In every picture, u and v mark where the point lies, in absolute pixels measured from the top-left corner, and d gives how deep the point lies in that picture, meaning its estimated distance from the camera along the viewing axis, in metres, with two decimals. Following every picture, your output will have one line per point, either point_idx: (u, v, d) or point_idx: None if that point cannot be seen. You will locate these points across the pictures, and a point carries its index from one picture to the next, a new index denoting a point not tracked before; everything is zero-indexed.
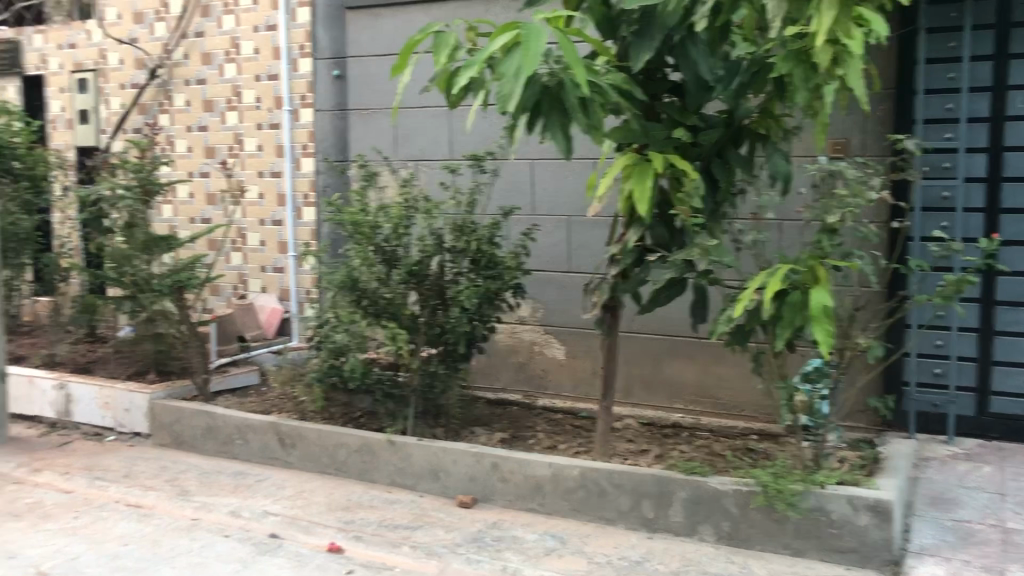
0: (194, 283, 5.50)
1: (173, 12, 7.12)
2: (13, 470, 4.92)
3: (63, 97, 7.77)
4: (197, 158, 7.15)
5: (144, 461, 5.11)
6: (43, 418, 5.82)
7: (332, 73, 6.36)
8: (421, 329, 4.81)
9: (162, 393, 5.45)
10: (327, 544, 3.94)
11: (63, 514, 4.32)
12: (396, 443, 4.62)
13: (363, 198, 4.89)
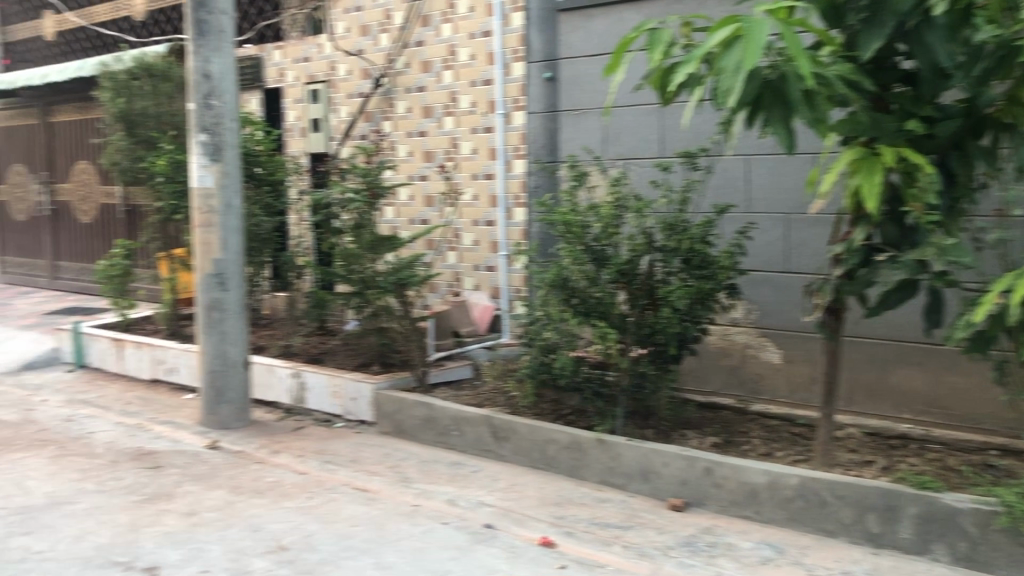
0: (414, 280, 5.78)
1: (396, 23, 7.52)
2: (256, 451, 5.37)
3: (297, 107, 8.38)
4: (416, 161, 7.49)
5: (369, 447, 5.42)
6: (280, 403, 6.30)
7: (543, 75, 6.48)
8: (630, 329, 4.75)
9: (386, 384, 5.77)
10: (540, 538, 4.01)
11: (299, 493, 4.67)
12: (607, 442, 4.63)
13: (574, 198, 4.94)
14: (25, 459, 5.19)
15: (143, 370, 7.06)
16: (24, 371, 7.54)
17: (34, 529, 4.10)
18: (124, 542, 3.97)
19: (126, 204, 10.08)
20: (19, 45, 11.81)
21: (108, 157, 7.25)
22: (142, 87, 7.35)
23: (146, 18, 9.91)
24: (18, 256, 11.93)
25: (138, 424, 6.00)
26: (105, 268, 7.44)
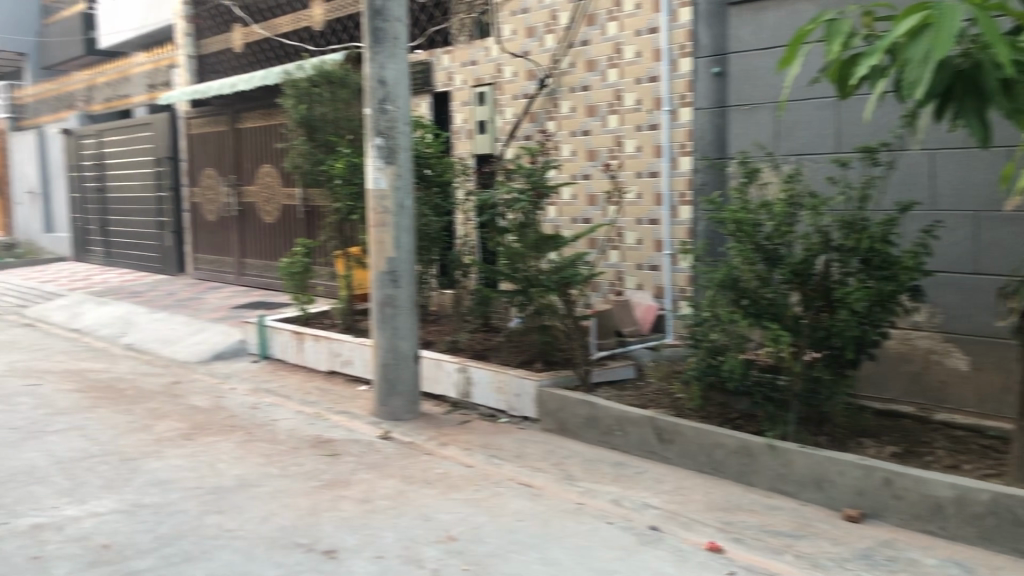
0: (578, 279, 5.81)
1: (561, 23, 7.58)
2: (425, 443, 5.55)
3: (464, 110, 8.59)
4: (580, 160, 7.50)
5: (533, 443, 5.50)
6: (447, 397, 6.48)
7: (711, 70, 6.35)
8: (804, 331, 4.59)
9: (549, 381, 5.82)
10: (707, 543, 3.95)
11: (467, 485, 4.79)
12: (777, 447, 4.49)
13: (744, 195, 4.82)
14: (217, 443, 5.58)
15: (320, 362, 7.43)
16: (215, 361, 8.11)
17: (225, 509, 4.40)
18: (306, 525, 4.20)
19: (305, 204, 10.65)
20: (211, 57, 12.69)
21: (291, 160, 7.67)
22: (322, 94, 7.69)
23: (325, 28, 10.44)
24: (209, 254, 12.83)
25: (316, 414, 6.32)
26: (287, 265, 7.88)
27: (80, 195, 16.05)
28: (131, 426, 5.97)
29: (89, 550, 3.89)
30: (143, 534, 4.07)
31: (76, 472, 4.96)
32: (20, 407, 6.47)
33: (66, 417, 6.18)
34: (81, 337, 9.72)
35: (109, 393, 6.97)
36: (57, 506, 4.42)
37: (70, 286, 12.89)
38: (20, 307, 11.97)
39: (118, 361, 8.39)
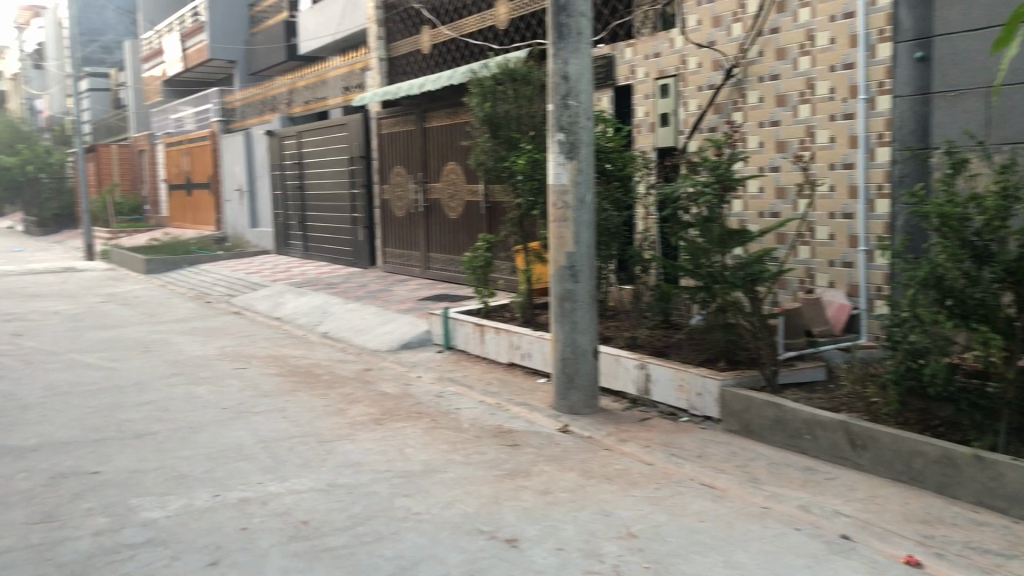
0: (766, 276, 5.62)
1: (750, 11, 7.35)
2: (606, 438, 5.55)
3: (647, 103, 8.50)
4: (768, 152, 7.24)
5: (715, 444, 5.37)
6: (627, 393, 6.43)
7: (914, 55, 6.03)
8: (1017, 335, 4.24)
9: (733, 381, 5.66)
10: (905, 556, 3.73)
11: (648, 483, 4.75)
12: (985, 459, 4.17)
13: (951, 188, 4.50)
14: (404, 429, 5.81)
15: (500, 354, 7.57)
16: (402, 350, 8.45)
17: (412, 492, 4.58)
18: (488, 513, 4.29)
19: (488, 200, 10.90)
20: (400, 59, 13.21)
21: (475, 157, 7.85)
22: (506, 92, 7.78)
23: (509, 26, 10.64)
24: (397, 248, 13.38)
25: (498, 404, 6.46)
26: (470, 258, 8.10)
27: (282, 193, 17.15)
28: (327, 409, 6.32)
29: (289, 524, 4.15)
30: (338, 512, 4.29)
31: (278, 450, 5.31)
32: (229, 388, 6.99)
33: (270, 399, 6.63)
34: (283, 325, 10.40)
35: (307, 378, 7.41)
36: (261, 482, 4.74)
37: (273, 277, 13.81)
38: (230, 296, 12.95)
39: (315, 348, 8.91)
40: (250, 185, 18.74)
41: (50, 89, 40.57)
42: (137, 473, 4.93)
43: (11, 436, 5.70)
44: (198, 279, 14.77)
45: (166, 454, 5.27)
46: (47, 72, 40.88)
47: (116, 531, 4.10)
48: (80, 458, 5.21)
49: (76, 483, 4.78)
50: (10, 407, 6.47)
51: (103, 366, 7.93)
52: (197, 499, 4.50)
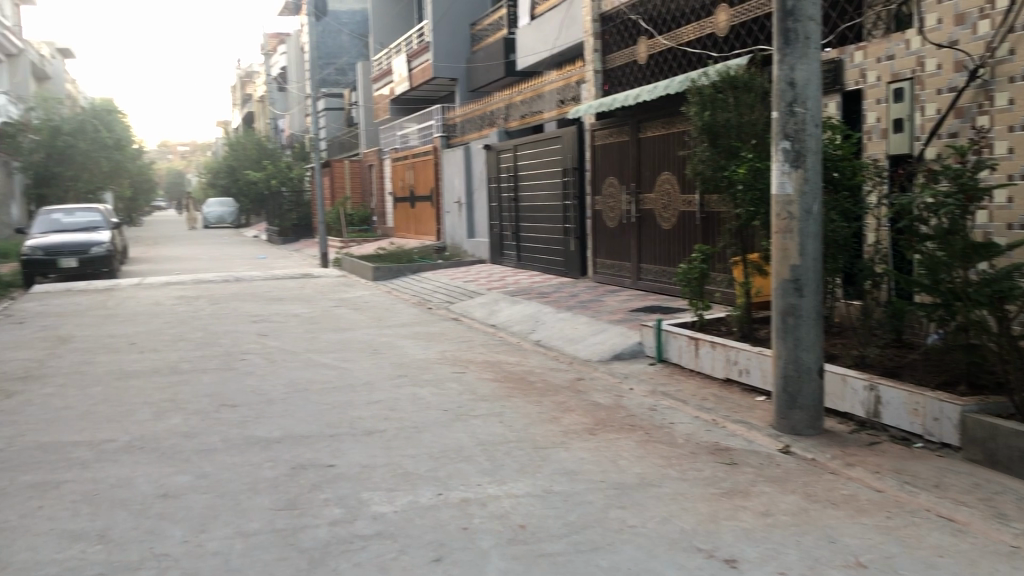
0: (1016, 294, 5.10)
1: (1000, 7, 6.77)
2: (830, 461, 5.29)
3: (878, 108, 8.04)
4: (1019, 158, 6.63)
5: (954, 474, 4.98)
6: (854, 415, 6.08)
7: None
8: None
9: (976, 407, 5.21)
10: None
11: (878, 511, 4.48)
12: None
13: None
14: (618, 440, 5.81)
15: (716, 369, 7.40)
16: (615, 361, 8.45)
17: (628, 505, 4.57)
18: (705, 531, 4.21)
19: (703, 210, 10.72)
20: (616, 71, 13.27)
21: (692, 167, 7.74)
22: (726, 100, 7.57)
23: (730, 33, 10.43)
24: (608, 258, 13.42)
25: (714, 420, 6.32)
26: (685, 270, 7.97)
27: (497, 204, 17.66)
28: (542, 417, 6.43)
29: (507, 527, 4.26)
30: (555, 519, 4.36)
31: (495, 454, 5.47)
32: (450, 391, 7.29)
33: (487, 403, 6.84)
34: (498, 332, 10.69)
35: (522, 385, 7.59)
36: (480, 484, 4.90)
37: (489, 285, 14.25)
38: (449, 303, 13.50)
39: (529, 356, 9.10)
40: (468, 197, 19.45)
41: (292, 109, 44.10)
42: (368, 468, 5.24)
43: (258, 428, 6.24)
44: (420, 287, 15.51)
45: (393, 451, 5.57)
46: (289, 93, 44.48)
47: (350, 522, 4.38)
48: (318, 452, 5.60)
49: (314, 474, 5.15)
50: (257, 401, 7.07)
51: (336, 366, 8.50)
52: (421, 496, 4.72)
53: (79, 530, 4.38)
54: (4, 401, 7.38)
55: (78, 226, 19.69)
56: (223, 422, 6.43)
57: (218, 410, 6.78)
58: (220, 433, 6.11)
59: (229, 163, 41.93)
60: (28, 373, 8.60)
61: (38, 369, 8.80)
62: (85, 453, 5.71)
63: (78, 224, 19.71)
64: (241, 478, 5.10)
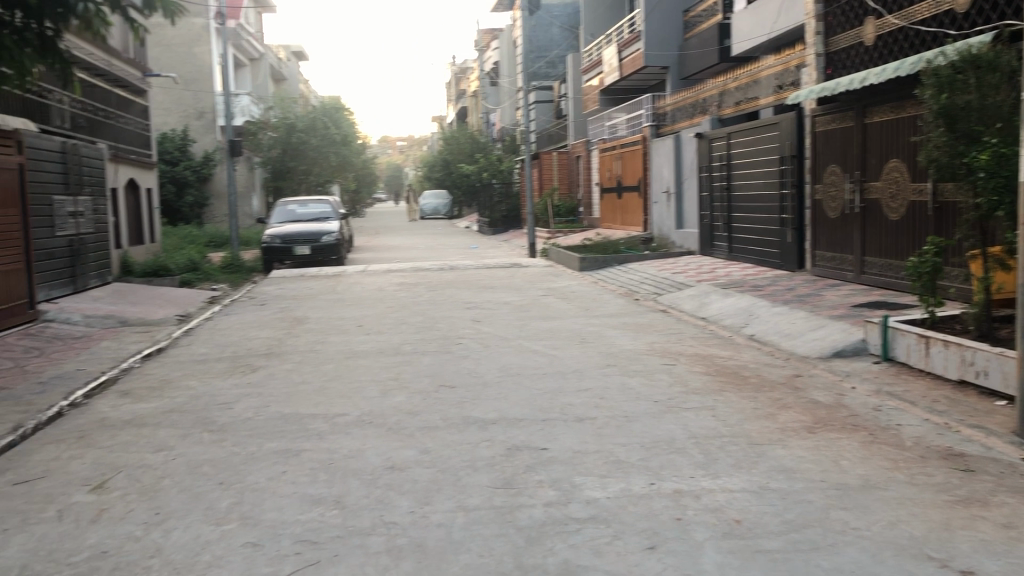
0: None
1: None
2: None
3: None
4: None
5: None
6: None
7: None
8: None
9: None
10: None
11: None
12: None
13: None
14: (839, 440, 5.57)
15: (950, 370, 6.91)
16: (836, 358, 8.08)
17: (852, 506, 4.38)
18: (937, 539, 3.96)
19: (937, 199, 10.03)
20: (839, 54, 12.65)
21: (926, 154, 7.28)
22: (966, 81, 6.97)
23: (971, 8, 9.71)
24: (828, 250, 12.83)
25: (947, 424, 5.91)
26: (916, 264, 7.48)
27: (709, 194, 17.30)
28: (757, 413, 6.28)
29: (722, 521, 4.20)
30: (773, 516, 4.25)
31: (709, 448, 5.40)
32: (661, 383, 7.26)
33: (699, 396, 6.76)
34: (709, 325, 10.52)
35: (735, 379, 7.43)
36: (694, 476, 4.86)
37: (698, 277, 14.04)
38: (657, 294, 13.41)
39: (742, 350, 8.89)
40: (677, 187, 19.17)
41: (503, 103, 45.28)
42: (580, 454, 5.33)
43: (475, 409, 6.49)
44: (627, 278, 15.50)
45: (605, 439, 5.63)
46: (501, 87, 45.65)
47: (564, 505, 4.47)
48: (532, 435, 5.76)
49: (529, 456, 5.30)
50: (474, 384, 7.37)
51: (547, 353, 8.69)
52: (634, 485, 4.74)
53: (318, 494, 4.76)
54: (251, 375, 8.12)
55: (311, 216, 21.23)
56: (442, 402, 6.74)
57: (437, 391, 7.14)
58: (441, 412, 6.42)
59: (444, 156, 43.70)
60: (270, 350, 9.40)
61: (279, 347, 9.59)
62: (321, 425, 6.18)
63: (311, 214, 21.26)
64: (461, 456, 5.34)
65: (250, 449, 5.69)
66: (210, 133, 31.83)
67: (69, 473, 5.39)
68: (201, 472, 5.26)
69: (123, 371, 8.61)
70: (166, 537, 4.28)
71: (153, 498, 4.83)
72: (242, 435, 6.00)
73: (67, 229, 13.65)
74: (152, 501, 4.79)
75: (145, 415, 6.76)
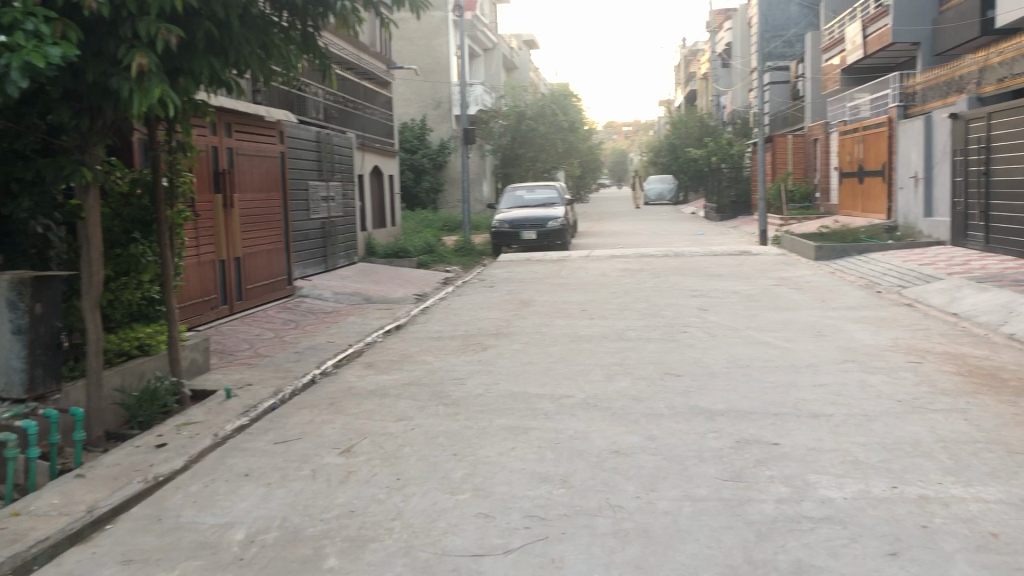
0: None
1: None
2: None
3: None
4: None
5: None
6: None
7: None
8: None
9: None
10: None
11: None
12: None
13: None
14: None
15: None
16: None
17: None
18: None
19: None
20: None
21: None
22: None
23: None
24: None
25: None
26: None
27: (963, 180, 15.96)
28: (1017, 419, 5.73)
29: (975, 532, 3.89)
30: None
31: (960, 453, 5.00)
32: (904, 381, 6.82)
33: (948, 398, 6.28)
34: (959, 321, 9.74)
35: (991, 381, 6.82)
36: (942, 482, 4.52)
37: (949, 269, 13.00)
38: (901, 287, 12.54)
39: (999, 350, 8.13)
40: (926, 172, 17.81)
41: (734, 85, 43.88)
42: (815, 451, 5.11)
43: (702, 399, 6.40)
44: (867, 269, 14.61)
45: (842, 437, 5.37)
46: (732, 69, 44.24)
47: (797, 502, 4.31)
48: (763, 429, 5.59)
49: (760, 450, 5.15)
50: (701, 373, 7.26)
51: (778, 345, 8.40)
52: (874, 487, 4.49)
53: (547, 472, 4.88)
54: (481, 352, 8.45)
55: (538, 202, 21.67)
56: (668, 390, 6.69)
57: (664, 378, 7.10)
58: (667, 400, 6.37)
59: (671, 141, 43.06)
60: (499, 330, 9.73)
61: (507, 327, 9.91)
62: (549, 405, 6.33)
63: (538, 200, 21.69)
64: (688, 446, 5.28)
65: (482, 424, 5.93)
66: (446, 122, 33.25)
67: (321, 436, 5.87)
68: (438, 442, 5.54)
69: (367, 345, 9.25)
70: (406, 501, 4.56)
71: (395, 465, 5.15)
72: (475, 411, 6.26)
73: (320, 213, 14.77)
74: (393, 467, 5.12)
75: (386, 386, 7.22)
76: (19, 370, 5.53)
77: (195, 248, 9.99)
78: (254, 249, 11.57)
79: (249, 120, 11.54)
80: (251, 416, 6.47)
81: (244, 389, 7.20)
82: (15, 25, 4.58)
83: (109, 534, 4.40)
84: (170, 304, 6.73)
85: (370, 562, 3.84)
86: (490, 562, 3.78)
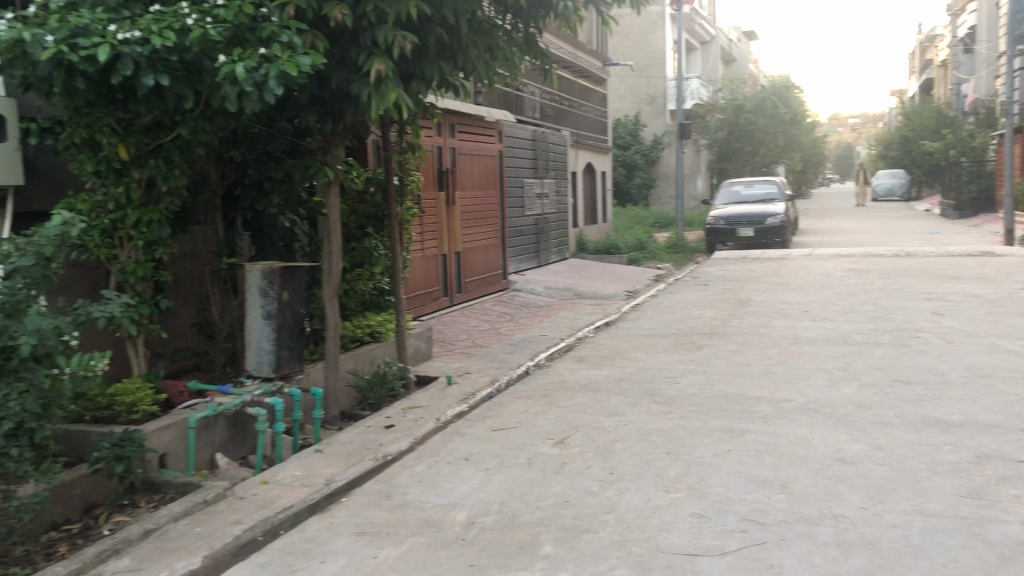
0: None
1: None
2: None
3: None
4: None
5: None
6: None
7: None
8: None
9: None
10: None
11: None
12: None
13: None
14: None
15: None
16: None
17: None
18: None
19: None
20: None
21: None
22: None
23: None
24: None
25: None
26: None
27: None
28: None
29: None
30: None
31: None
32: None
33: None
34: None
35: None
36: None
37: None
38: None
39: None
40: None
41: (978, 71, 40.19)
42: None
43: (936, 409, 5.99)
44: None
45: None
46: (976, 53, 40.68)
47: None
48: (1007, 444, 5.15)
49: (1003, 468, 4.75)
50: (934, 382, 6.78)
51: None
52: None
53: (764, 476, 4.76)
54: (695, 352, 8.34)
55: (756, 198, 21.01)
56: (898, 398, 6.31)
57: (892, 385, 6.71)
58: (896, 409, 6.02)
59: (904, 133, 40.29)
60: (713, 330, 9.56)
61: (722, 327, 9.72)
62: (766, 408, 6.15)
63: (756, 196, 21.02)
64: (920, 458, 4.97)
65: (696, 423, 5.87)
66: (660, 117, 32.94)
67: (536, 427, 6.03)
68: (651, 440, 5.55)
69: (579, 339, 9.38)
70: (620, 496, 4.60)
71: (608, 459, 5.20)
72: (688, 410, 6.21)
73: (534, 209, 15.11)
74: (606, 461, 5.18)
75: (599, 381, 7.30)
76: (269, 351, 6.05)
77: (420, 243, 10.52)
78: (473, 244, 12.03)
79: (472, 120, 12.02)
80: (470, 403, 6.75)
81: (464, 377, 7.52)
82: (273, 37, 5.03)
83: (345, 506, 4.76)
84: (398, 294, 7.15)
85: (585, 552, 3.92)
86: (705, 562, 3.75)
